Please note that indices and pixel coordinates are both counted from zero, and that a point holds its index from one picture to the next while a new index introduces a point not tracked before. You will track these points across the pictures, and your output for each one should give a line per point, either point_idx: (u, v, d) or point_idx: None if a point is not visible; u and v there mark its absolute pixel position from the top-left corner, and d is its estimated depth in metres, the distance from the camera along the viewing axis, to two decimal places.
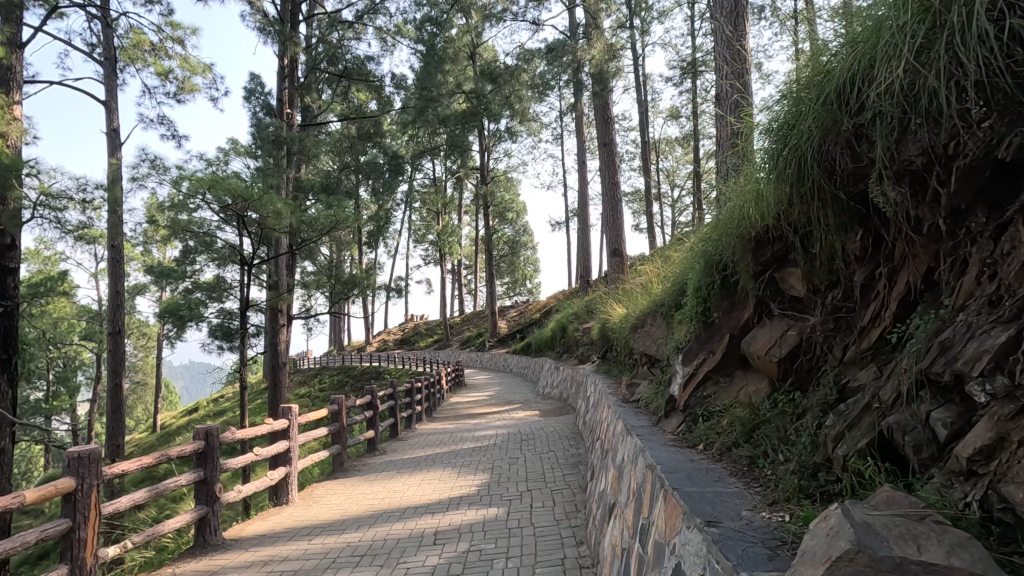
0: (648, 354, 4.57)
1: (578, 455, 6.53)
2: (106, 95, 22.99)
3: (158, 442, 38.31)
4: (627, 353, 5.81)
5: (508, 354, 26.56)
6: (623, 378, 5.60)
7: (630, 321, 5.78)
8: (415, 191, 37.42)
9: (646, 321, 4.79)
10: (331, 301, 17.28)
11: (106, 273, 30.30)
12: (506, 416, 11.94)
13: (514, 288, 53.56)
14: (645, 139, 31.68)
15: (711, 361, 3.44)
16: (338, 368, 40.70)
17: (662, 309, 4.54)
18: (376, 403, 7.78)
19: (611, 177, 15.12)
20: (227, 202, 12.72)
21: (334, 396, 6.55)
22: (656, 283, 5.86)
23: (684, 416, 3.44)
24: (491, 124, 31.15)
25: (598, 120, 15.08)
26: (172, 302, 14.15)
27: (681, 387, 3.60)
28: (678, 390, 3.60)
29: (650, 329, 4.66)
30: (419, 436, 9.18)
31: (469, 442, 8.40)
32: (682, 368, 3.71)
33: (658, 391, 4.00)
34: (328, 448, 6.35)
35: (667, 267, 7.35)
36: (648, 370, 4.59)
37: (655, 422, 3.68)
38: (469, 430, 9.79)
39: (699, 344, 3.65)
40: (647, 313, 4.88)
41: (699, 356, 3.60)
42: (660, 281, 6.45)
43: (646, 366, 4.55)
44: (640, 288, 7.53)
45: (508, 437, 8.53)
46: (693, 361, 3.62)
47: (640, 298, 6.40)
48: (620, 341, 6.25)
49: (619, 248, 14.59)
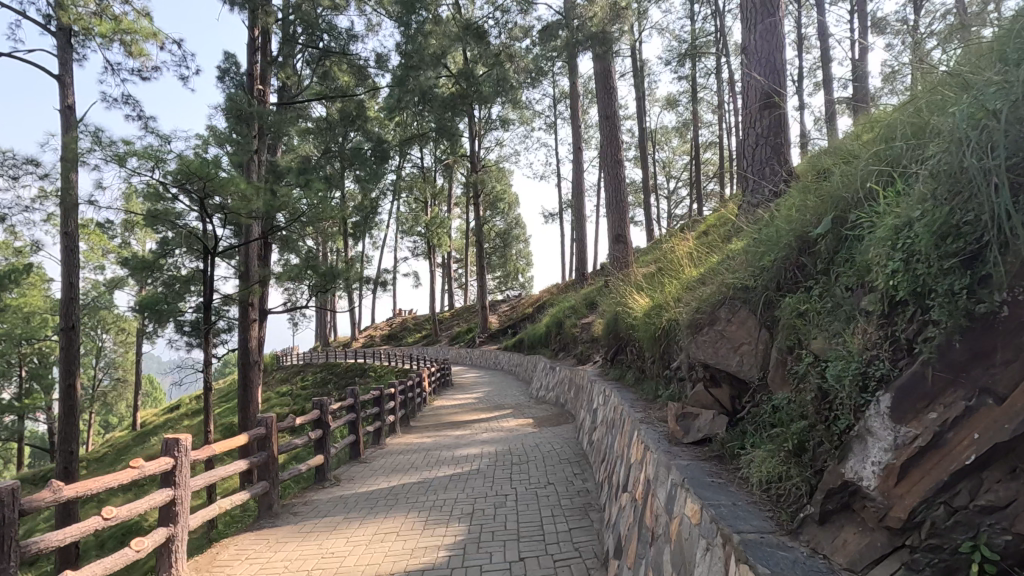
0: (728, 374, 2.84)
1: (586, 494, 4.93)
2: (59, 69, 20.83)
3: (135, 443, 36.46)
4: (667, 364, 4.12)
5: (501, 350, 25.00)
6: (659, 397, 3.99)
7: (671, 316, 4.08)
8: (402, 180, 35.57)
9: (716, 314, 2.99)
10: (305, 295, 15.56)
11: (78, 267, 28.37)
12: (496, 426, 10.31)
13: (506, 282, 51.82)
14: (643, 126, 30.17)
15: (989, 415, 1.55)
16: (323, 365, 39.03)
17: (762, 295, 2.73)
18: (329, 420, 6.11)
19: (613, 154, 13.41)
20: (188, 183, 11.24)
21: (260, 415, 4.93)
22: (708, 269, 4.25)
23: (903, 545, 1.62)
24: (482, 109, 29.51)
25: (598, 88, 13.37)
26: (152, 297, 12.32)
27: (888, 475, 1.70)
28: (877, 477, 1.73)
29: (729, 328, 2.89)
30: (386, 456, 7.50)
31: (448, 466, 6.68)
32: (878, 425, 1.80)
33: (787, 453, 2.18)
34: (253, 486, 4.72)
35: (705, 249, 5.76)
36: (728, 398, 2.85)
37: (788, 531, 1.89)
38: (450, 446, 8.09)
39: (946, 371, 1.70)
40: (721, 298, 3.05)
41: (919, 408, 1.72)
42: (712, 263, 4.81)
43: (718, 394, 2.86)
44: (665, 274, 5.90)
45: (495, 459, 6.89)
46: (906, 415, 1.74)
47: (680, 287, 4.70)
48: (649, 341, 4.54)
49: (622, 234, 13.01)
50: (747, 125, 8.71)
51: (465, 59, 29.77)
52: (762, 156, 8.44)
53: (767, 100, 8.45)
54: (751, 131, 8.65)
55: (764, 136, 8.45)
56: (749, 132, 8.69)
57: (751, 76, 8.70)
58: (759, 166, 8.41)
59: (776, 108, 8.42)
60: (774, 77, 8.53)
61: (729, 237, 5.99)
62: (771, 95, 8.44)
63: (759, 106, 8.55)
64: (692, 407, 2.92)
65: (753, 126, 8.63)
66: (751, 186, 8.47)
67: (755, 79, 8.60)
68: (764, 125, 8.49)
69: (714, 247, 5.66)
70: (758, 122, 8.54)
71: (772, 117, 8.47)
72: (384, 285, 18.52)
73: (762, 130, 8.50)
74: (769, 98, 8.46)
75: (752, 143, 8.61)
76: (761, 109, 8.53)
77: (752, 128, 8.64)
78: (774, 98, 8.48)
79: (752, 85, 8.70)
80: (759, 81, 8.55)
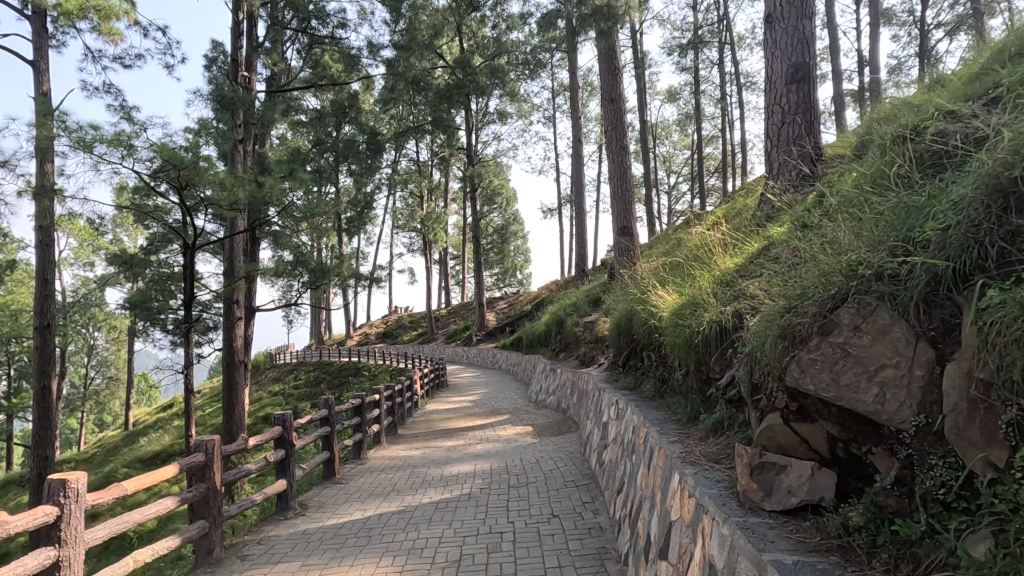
0: (848, 409, 1.96)
1: (599, 535, 4.04)
2: (34, 54, 19.72)
3: (123, 443, 35.48)
4: (711, 378, 3.24)
5: (498, 349, 24.09)
6: (701, 425, 3.10)
7: (720, 316, 3.17)
8: (398, 174, 34.56)
9: (831, 317, 2.07)
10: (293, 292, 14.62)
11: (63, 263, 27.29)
12: (492, 433, 9.46)
13: (504, 278, 50.88)
14: (645, 118, 29.33)
15: None
16: (315, 364, 38.02)
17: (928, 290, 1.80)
18: (292, 440, 5.20)
19: (618, 139, 12.45)
20: (161, 173, 10.31)
21: (198, 439, 3.99)
22: (771, 261, 3.39)
23: None
24: (479, 101, 28.51)
25: (603, 70, 12.47)
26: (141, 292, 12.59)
27: None
28: None
29: (858, 340, 1.96)
30: (366, 474, 6.55)
31: (434, 490, 5.75)
32: None
33: None
34: (186, 528, 3.82)
35: (737, 237, 4.88)
36: (830, 441, 2.02)
37: None
38: (441, 461, 7.14)
39: None
40: (832, 294, 2.13)
41: None
42: (761, 255, 3.90)
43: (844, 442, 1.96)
44: (688, 269, 4.99)
45: (493, 480, 5.97)
46: None
47: (725, 284, 3.78)
48: (680, 343, 3.64)
49: (628, 225, 12.20)
50: (772, 101, 7.82)
51: (462, 48, 28.77)
52: (789, 135, 7.57)
53: (795, 72, 7.55)
54: (777, 108, 7.76)
55: (792, 114, 7.58)
56: (774, 109, 7.81)
57: (776, 47, 7.80)
58: (785, 147, 7.56)
59: (806, 82, 7.53)
60: (803, 46, 7.59)
61: (762, 224, 5.13)
62: (800, 66, 7.53)
63: (786, 81, 7.65)
64: (777, 457, 2.09)
65: (779, 102, 7.72)
66: (777, 170, 7.64)
67: (782, 49, 7.68)
68: (791, 102, 7.60)
69: (748, 235, 4.78)
70: (785, 98, 7.65)
71: (800, 92, 7.57)
72: (378, 283, 17.61)
73: (789, 107, 7.62)
74: (796, 71, 7.55)
75: (778, 121, 7.73)
76: (788, 83, 7.63)
77: (777, 105, 7.75)
78: (802, 71, 7.56)
79: (777, 57, 7.78)
80: (786, 52, 7.64)
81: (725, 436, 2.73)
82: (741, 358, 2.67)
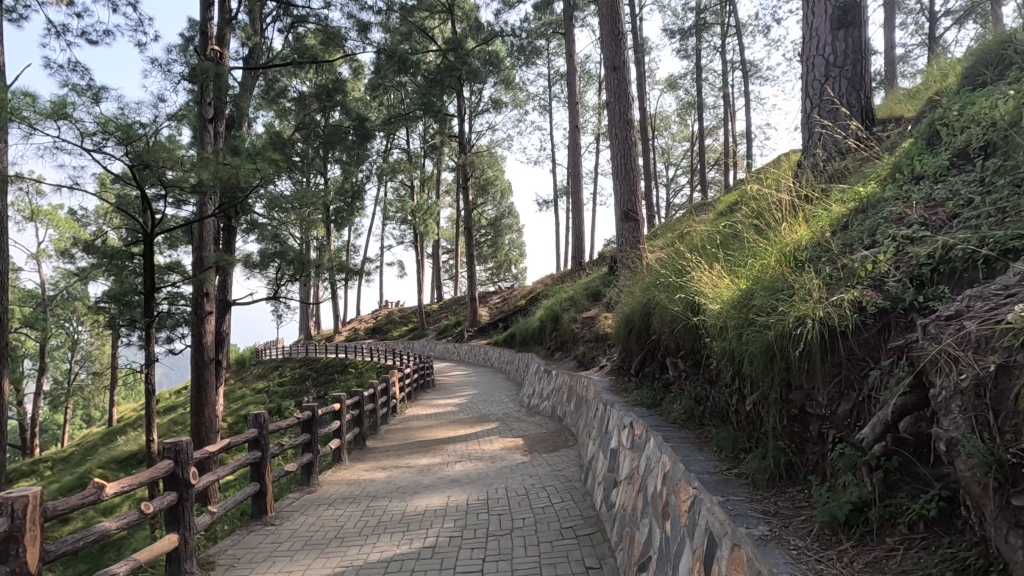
0: None
1: None
2: None
3: (99, 444, 33.78)
4: (810, 410, 1.97)
5: (490, 345, 22.69)
6: (811, 511, 1.78)
7: (839, 312, 1.93)
8: (387, 163, 33.05)
9: None
10: (276, 284, 13.18)
11: (38, 255, 25.72)
12: (475, 447, 8.14)
13: (498, 272, 49.27)
14: (645, 106, 28.03)
15: None
16: (301, 360, 36.54)
17: None
18: (190, 480, 3.75)
19: (620, 113, 11.07)
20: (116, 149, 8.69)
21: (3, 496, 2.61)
22: (925, 231, 2.12)
23: None
24: (471, 87, 27.12)
25: (605, 36, 11.09)
26: (121, 288, 13.07)
27: None
28: None
29: None
30: (308, 509, 5.15)
31: (388, 539, 4.38)
32: None
33: None
34: None
35: (792, 200, 3.66)
36: None
37: None
38: (408, 490, 5.76)
39: None
40: None
41: None
42: (856, 222, 2.69)
43: None
44: (725, 248, 3.74)
45: (470, 522, 4.63)
46: None
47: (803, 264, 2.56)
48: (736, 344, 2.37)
49: (633, 209, 10.81)
50: (811, 52, 6.43)
51: (454, 31, 27.30)
52: (832, 93, 6.21)
53: (841, 15, 6.13)
54: (818, 60, 6.35)
55: (839, 66, 6.18)
56: (814, 61, 6.41)
57: None
58: (830, 105, 6.19)
59: (854, 26, 6.12)
60: None
61: (819, 185, 3.90)
62: (848, 7, 6.11)
63: (829, 26, 6.22)
64: None
65: (821, 52, 6.32)
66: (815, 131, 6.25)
67: None
68: (837, 52, 6.20)
69: (812, 197, 3.54)
70: (827, 47, 6.25)
71: (846, 39, 6.17)
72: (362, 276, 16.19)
73: (834, 58, 6.22)
74: (844, 14, 6.14)
75: (819, 77, 6.33)
76: (833, 30, 6.21)
77: (818, 55, 6.34)
78: (850, 13, 6.15)
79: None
80: None
81: (895, 551, 1.47)
82: (986, 406, 1.36)
